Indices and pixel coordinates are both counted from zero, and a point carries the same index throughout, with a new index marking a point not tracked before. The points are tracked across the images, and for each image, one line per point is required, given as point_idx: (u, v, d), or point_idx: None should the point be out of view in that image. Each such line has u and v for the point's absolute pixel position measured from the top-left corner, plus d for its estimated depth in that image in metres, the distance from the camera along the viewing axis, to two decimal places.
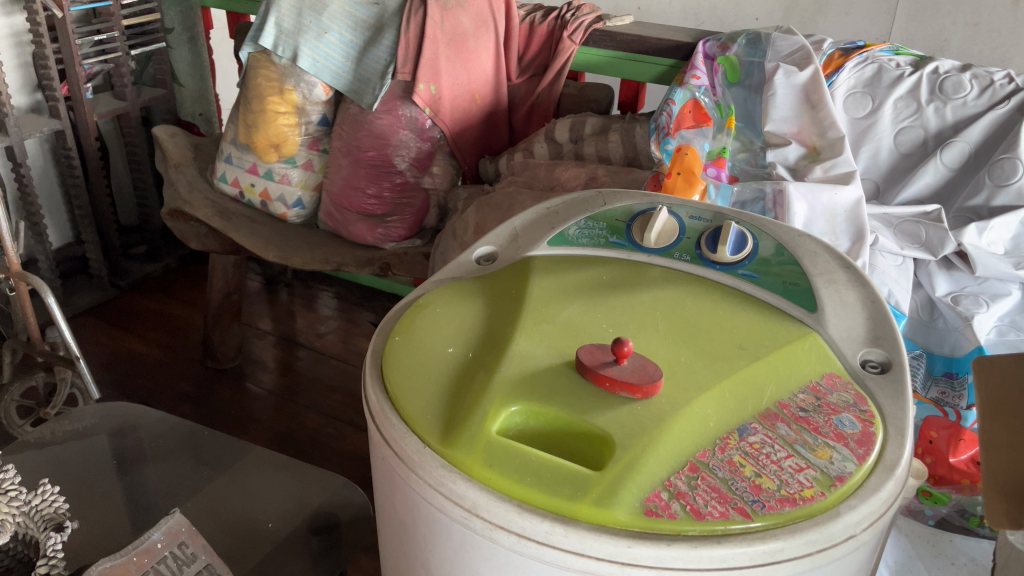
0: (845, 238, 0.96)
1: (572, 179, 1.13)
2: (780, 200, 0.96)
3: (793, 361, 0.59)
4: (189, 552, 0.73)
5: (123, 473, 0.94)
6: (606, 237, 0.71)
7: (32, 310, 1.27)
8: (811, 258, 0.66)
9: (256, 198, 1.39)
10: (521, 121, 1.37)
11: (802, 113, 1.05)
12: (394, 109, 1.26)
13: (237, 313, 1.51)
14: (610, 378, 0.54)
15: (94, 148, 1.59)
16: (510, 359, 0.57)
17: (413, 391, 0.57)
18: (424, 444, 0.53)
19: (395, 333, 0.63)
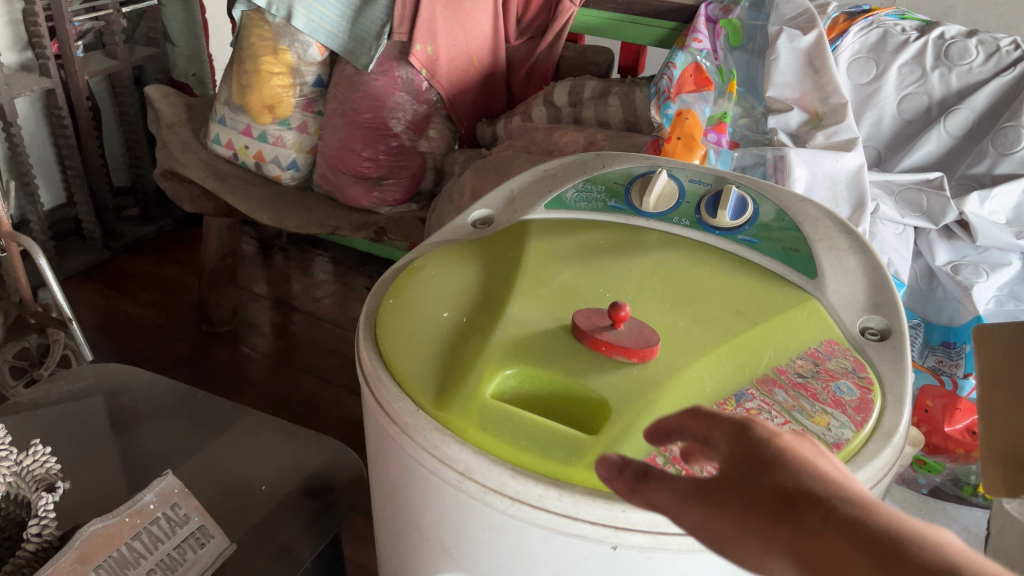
0: (846, 206, 0.95)
1: (570, 144, 1.12)
2: (780, 165, 0.95)
3: (792, 328, 0.58)
4: (183, 513, 0.73)
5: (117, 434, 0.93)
6: (604, 201, 0.70)
7: (22, 270, 1.26)
8: (812, 224, 0.65)
9: (250, 160, 1.37)
10: (518, 84, 1.35)
11: (805, 78, 1.04)
12: (390, 70, 1.24)
13: (232, 276, 1.49)
14: (605, 342, 0.53)
15: (85, 107, 1.57)
16: (505, 321, 0.56)
17: (406, 353, 0.56)
18: (418, 407, 0.52)
19: (390, 295, 0.62)
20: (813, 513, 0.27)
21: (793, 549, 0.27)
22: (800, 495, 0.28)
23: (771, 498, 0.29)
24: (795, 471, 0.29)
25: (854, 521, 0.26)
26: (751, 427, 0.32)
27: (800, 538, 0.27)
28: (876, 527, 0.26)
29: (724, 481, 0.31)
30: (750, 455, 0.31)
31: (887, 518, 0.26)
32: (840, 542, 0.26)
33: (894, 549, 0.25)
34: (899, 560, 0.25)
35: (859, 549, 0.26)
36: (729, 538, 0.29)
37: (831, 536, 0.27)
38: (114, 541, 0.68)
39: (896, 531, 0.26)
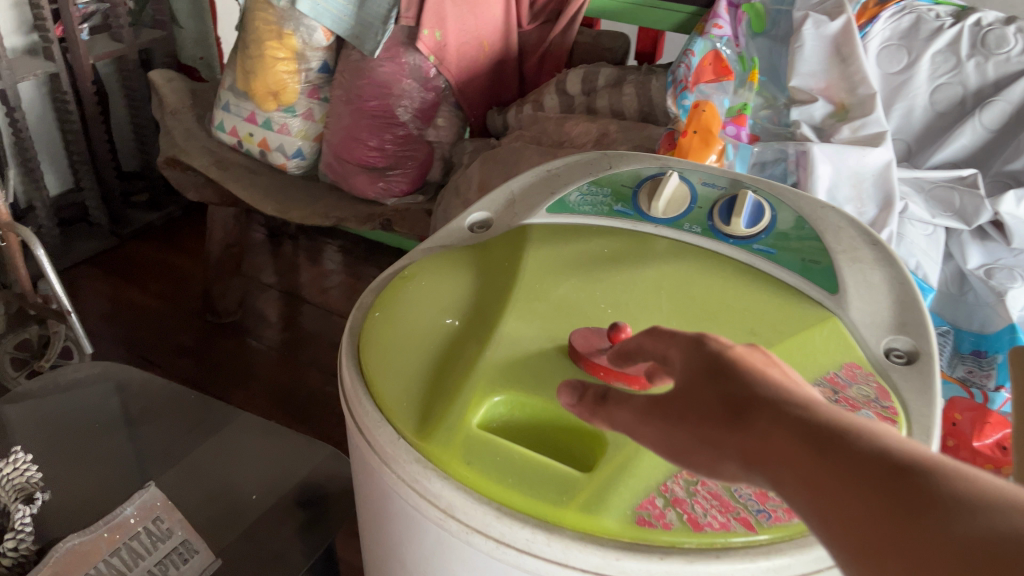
0: (872, 205, 0.90)
1: (581, 135, 1.07)
2: (803, 161, 0.90)
3: (809, 350, 0.53)
4: (165, 528, 0.70)
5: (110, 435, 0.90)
6: (610, 205, 0.65)
7: (22, 261, 1.23)
8: (835, 233, 0.60)
9: (255, 148, 1.34)
10: (530, 70, 1.31)
11: (832, 66, 0.98)
12: (397, 56, 1.19)
13: (238, 266, 1.45)
14: (604, 368, 0.48)
15: (90, 92, 1.53)
16: (497, 340, 0.52)
17: (389, 373, 0.52)
18: (399, 436, 0.48)
19: (376, 307, 0.58)
20: (760, 415, 0.30)
21: (742, 451, 0.30)
22: (746, 399, 0.31)
23: (721, 406, 0.32)
24: (743, 376, 0.32)
25: (794, 417, 0.29)
26: (707, 341, 0.35)
27: (748, 441, 0.30)
28: (809, 420, 0.28)
29: (682, 395, 0.34)
30: (704, 364, 0.34)
31: (820, 413, 0.29)
32: (777, 436, 0.29)
33: (822, 434, 0.28)
34: (824, 445, 0.27)
35: (791, 438, 0.28)
36: (695, 447, 0.32)
37: (773, 433, 0.29)
38: (91, 558, 0.64)
39: (828, 421, 0.28)
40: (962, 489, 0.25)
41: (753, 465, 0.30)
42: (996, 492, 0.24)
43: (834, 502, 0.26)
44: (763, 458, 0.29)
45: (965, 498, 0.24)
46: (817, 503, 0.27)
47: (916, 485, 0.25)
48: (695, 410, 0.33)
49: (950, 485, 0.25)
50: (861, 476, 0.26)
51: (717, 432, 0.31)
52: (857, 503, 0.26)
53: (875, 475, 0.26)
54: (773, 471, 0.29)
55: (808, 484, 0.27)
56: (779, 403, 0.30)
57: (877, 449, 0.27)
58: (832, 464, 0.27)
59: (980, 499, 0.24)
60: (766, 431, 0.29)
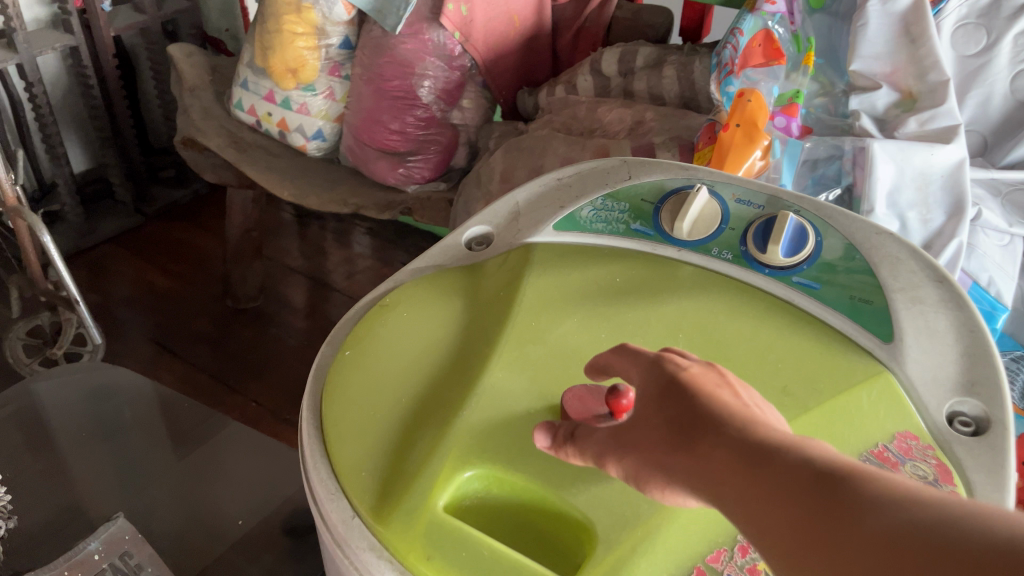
0: (939, 211, 0.78)
1: (615, 122, 0.98)
2: (861, 160, 0.80)
3: (853, 418, 0.45)
4: (133, 564, 0.64)
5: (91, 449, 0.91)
6: (627, 223, 0.56)
7: (32, 245, 1.19)
8: (892, 267, 0.50)
9: (274, 128, 1.26)
10: (565, 47, 1.24)
11: (899, 49, 0.86)
12: (420, 32, 1.08)
13: (258, 250, 1.39)
14: None
15: (112, 66, 1.48)
16: (478, 397, 0.44)
17: (352, 431, 0.44)
18: (355, 512, 0.41)
19: (347, 345, 0.50)
20: (704, 438, 0.32)
21: (688, 471, 0.33)
22: (694, 422, 0.33)
23: (671, 429, 0.34)
24: (692, 399, 0.34)
25: (733, 437, 0.31)
26: (663, 365, 0.37)
27: (694, 462, 0.32)
28: (746, 438, 0.31)
29: (640, 418, 0.36)
30: (660, 389, 0.36)
31: (756, 432, 0.31)
32: (720, 457, 0.31)
33: (757, 451, 0.30)
34: (759, 462, 0.30)
35: (732, 461, 0.31)
36: (651, 465, 0.35)
37: (717, 454, 0.32)
38: None
39: (762, 439, 0.31)
40: (874, 485, 0.27)
41: (699, 484, 0.32)
42: (901, 484, 0.27)
43: (769, 514, 0.29)
44: (707, 478, 0.32)
45: (873, 492, 0.27)
46: (754, 515, 0.29)
47: (834, 488, 0.27)
48: (650, 433, 0.35)
49: (862, 481, 0.27)
50: (791, 487, 0.28)
51: (667, 454, 0.34)
52: (788, 511, 0.28)
53: (803, 485, 0.28)
54: (717, 488, 0.31)
55: (745, 495, 0.30)
56: (721, 426, 0.32)
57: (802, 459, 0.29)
58: (763, 478, 0.29)
59: (886, 491, 0.26)
60: (710, 455, 0.32)
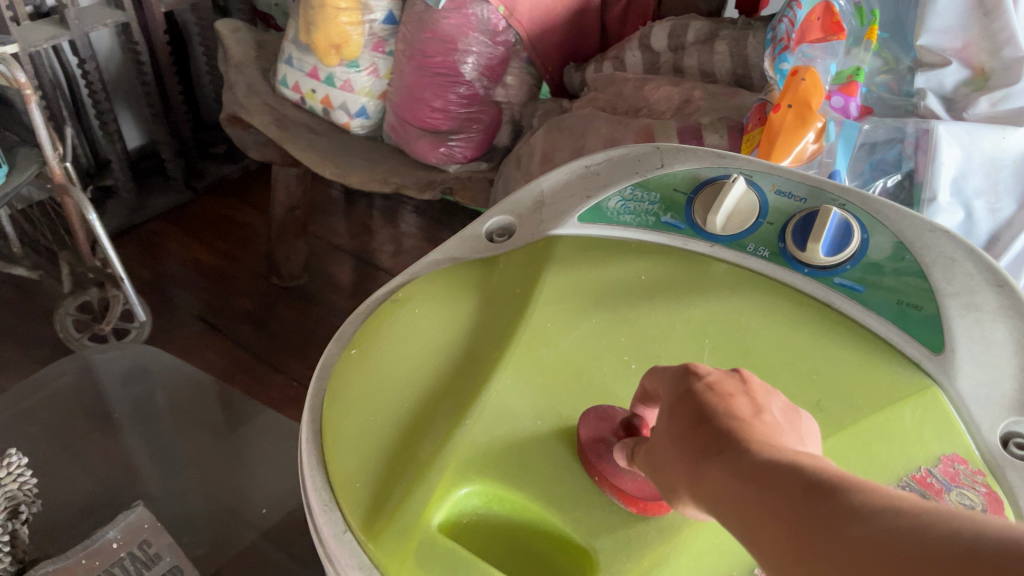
0: (1010, 200, 0.73)
1: (662, 101, 0.93)
2: (924, 143, 0.74)
3: (894, 436, 0.41)
4: (152, 552, 0.63)
5: (114, 432, 0.92)
6: (657, 215, 0.53)
7: (80, 223, 1.19)
8: (944, 269, 0.44)
9: (318, 105, 1.25)
10: (615, 20, 1.20)
11: (972, 22, 0.79)
12: (463, 6, 1.04)
13: (303, 228, 1.38)
14: (603, 473, 0.37)
15: (163, 42, 1.48)
16: (483, 407, 0.41)
17: (351, 440, 0.42)
18: (346, 526, 0.39)
19: (355, 342, 0.48)
20: (716, 461, 0.28)
21: (702, 497, 0.28)
22: (704, 433, 0.29)
23: (685, 449, 0.29)
24: (705, 412, 0.30)
25: (750, 462, 0.27)
26: (682, 370, 0.32)
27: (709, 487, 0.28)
28: (766, 463, 0.26)
29: (656, 429, 0.32)
30: (673, 401, 0.31)
31: (773, 453, 0.27)
32: (729, 476, 0.27)
33: (771, 472, 0.26)
34: (770, 485, 0.25)
35: (747, 490, 0.26)
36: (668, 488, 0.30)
37: (730, 481, 0.27)
38: None
39: (785, 465, 0.26)
40: (897, 517, 0.22)
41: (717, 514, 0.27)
42: (937, 519, 0.22)
43: (780, 547, 0.24)
44: (716, 501, 0.27)
45: (897, 526, 0.22)
46: (766, 549, 0.25)
47: (852, 521, 0.23)
48: (666, 452, 0.30)
49: (886, 515, 0.22)
50: (819, 531, 0.23)
51: (677, 470, 0.29)
52: (800, 545, 0.24)
53: (818, 516, 0.24)
54: (733, 522, 0.27)
55: (768, 536, 0.25)
56: (733, 442, 0.28)
57: (821, 484, 0.24)
58: (773, 506, 0.25)
59: (909, 526, 0.22)
60: (720, 473, 0.27)
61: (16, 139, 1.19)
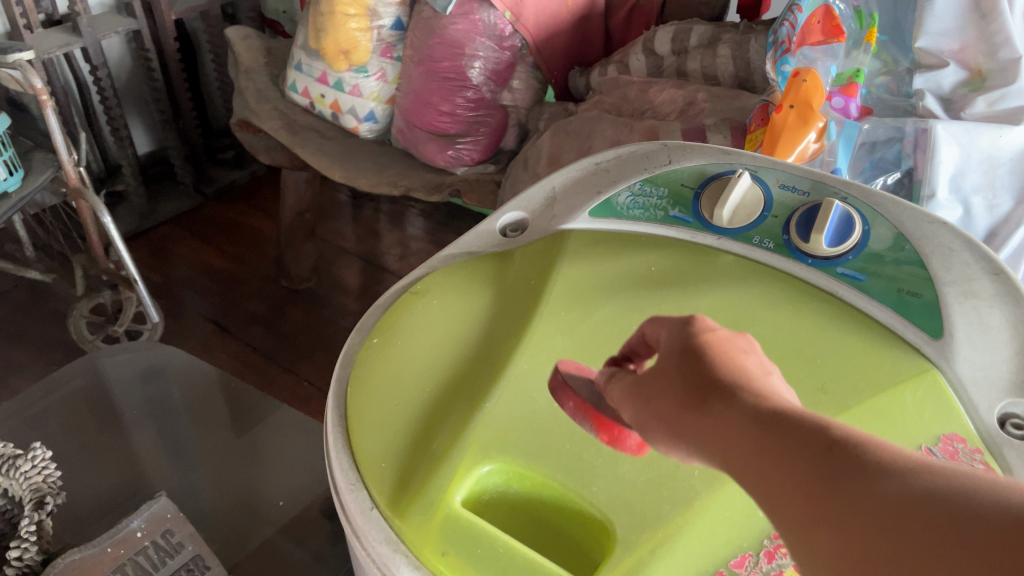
0: (1007, 196, 0.75)
1: (667, 103, 0.95)
2: (922, 142, 0.76)
3: (894, 417, 0.43)
4: (175, 541, 0.65)
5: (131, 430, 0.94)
6: (665, 209, 0.54)
7: (94, 227, 1.21)
8: (943, 258, 0.46)
9: (327, 109, 1.27)
10: (619, 25, 1.22)
11: (968, 25, 0.81)
12: (470, 12, 1.07)
13: (311, 231, 1.40)
14: (575, 397, 0.37)
15: (173, 49, 1.51)
16: (502, 389, 0.43)
17: (375, 423, 0.44)
18: (373, 504, 0.40)
19: (376, 332, 0.50)
20: (724, 408, 0.28)
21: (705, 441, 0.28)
22: (710, 380, 0.29)
23: (687, 394, 0.29)
24: (710, 360, 0.29)
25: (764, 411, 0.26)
26: (688, 322, 0.32)
27: (715, 433, 0.27)
28: (780, 413, 0.26)
29: (654, 370, 0.31)
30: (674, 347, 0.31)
31: (784, 404, 0.27)
32: (739, 422, 0.27)
33: (786, 420, 0.26)
34: (786, 432, 0.25)
35: (760, 437, 0.26)
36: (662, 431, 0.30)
37: (740, 427, 0.27)
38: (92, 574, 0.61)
39: (801, 420, 0.26)
40: (916, 471, 0.23)
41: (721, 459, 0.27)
42: (965, 478, 0.22)
43: (788, 489, 0.24)
44: (722, 446, 0.27)
45: (916, 479, 0.22)
46: (778, 497, 0.25)
47: (877, 477, 0.23)
48: (662, 393, 0.30)
49: (904, 469, 0.23)
50: (842, 485, 0.23)
51: (677, 412, 0.29)
52: (811, 489, 0.24)
53: (834, 465, 0.24)
54: (739, 466, 0.26)
55: (782, 482, 0.25)
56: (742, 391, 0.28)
57: (838, 437, 0.25)
58: (790, 455, 0.25)
59: (931, 478, 0.22)
60: (730, 417, 0.27)
61: (31, 145, 1.21)
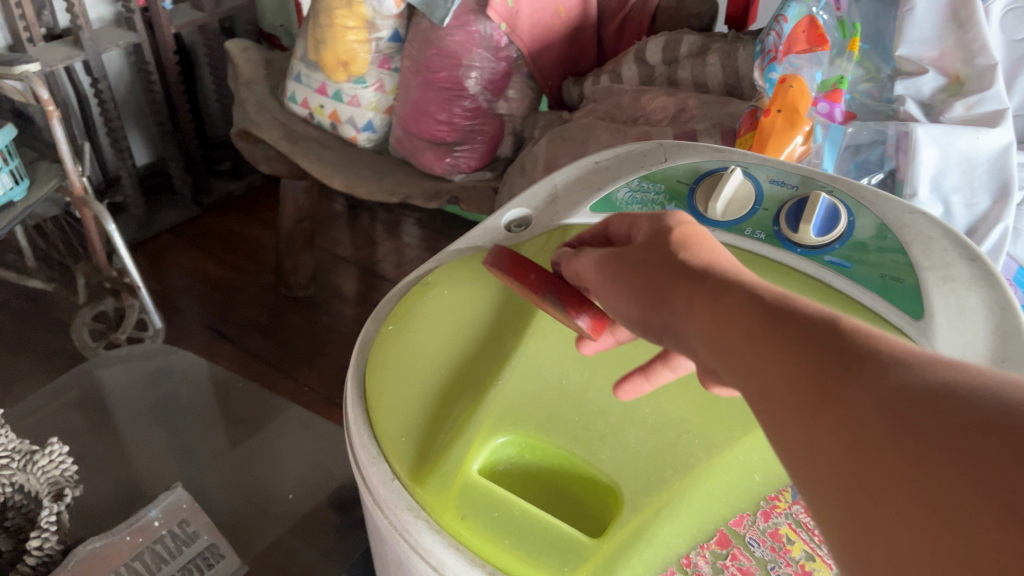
0: (985, 195, 0.78)
1: (658, 110, 0.99)
2: (903, 144, 0.80)
3: None
4: (191, 531, 0.67)
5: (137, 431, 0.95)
6: (663, 204, 0.57)
7: (97, 235, 1.24)
8: (923, 245, 0.50)
9: (326, 121, 1.30)
10: (611, 36, 1.26)
11: (946, 33, 0.85)
12: (467, 24, 1.10)
13: (310, 239, 1.42)
14: (534, 273, 0.41)
15: (173, 62, 1.53)
16: (513, 368, 0.46)
17: (393, 403, 0.46)
18: (394, 475, 0.43)
19: (389, 320, 0.52)
20: (728, 295, 0.28)
21: (705, 326, 0.28)
22: (710, 276, 0.30)
23: (689, 284, 0.30)
24: (700, 254, 0.32)
25: (762, 301, 0.27)
26: (664, 216, 0.36)
27: (715, 317, 0.28)
28: (783, 303, 0.27)
29: (634, 250, 0.35)
30: (656, 234, 0.35)
31: (785, 297, 0.27)
32: (736, 309, 0.27)
33: (784, 311, 0.26)
34: (787, 320, 0.26)
35: (758, 322, 0.26)
36: (651, 309, 0.32)
37: (740, 312, 0.27)
38: (111, 562, 0.62)
39: (803, 310, 0.26)
40: (911, 359, 0.23)
41: (713, 342, 0.28)
42: (965, 373, 0.22)
43: (777, 373, 0.25)
44: (716, 333, 0.28)
45: (910, 365, 0.22)
46: (768, 378, 0.25)
47: (872, 364, 0.23)
48: (646, 268, 0.33)
49: (904, 360, 0.23)
50: (836, 369, 0.23)
51: (663, 285, 0.32)
52: (803, 372, 0.24)
53: (833, 350, 0.24)
54: (733, 350, 0.27)
55: (776, 361, 0.25)
56: (742, 286, 0.29)
57: (836, 328, 0.25)
58: (789, 340, 0.25)
59: (926, 365, 0.22)
60: (728, 308, 0.28)
61: (35, 155, 1.24)
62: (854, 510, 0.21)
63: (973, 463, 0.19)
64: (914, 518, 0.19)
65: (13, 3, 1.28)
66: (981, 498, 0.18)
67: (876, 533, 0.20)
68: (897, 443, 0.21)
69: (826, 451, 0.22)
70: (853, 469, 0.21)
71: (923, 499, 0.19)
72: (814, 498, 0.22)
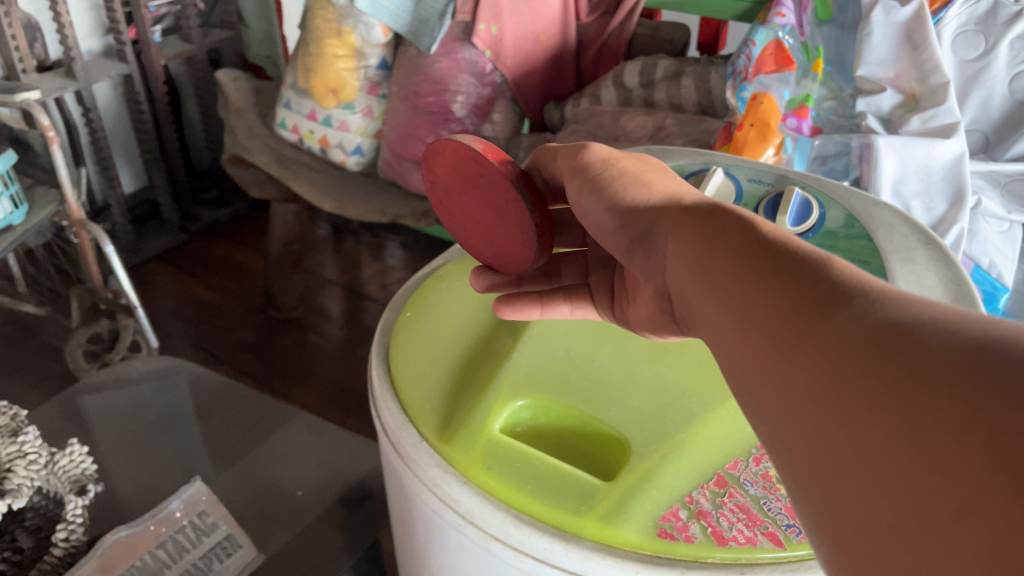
0: (941, 200, 0.84)
1: (637, 129, 1.05)
2: (866, 155, 0.86)
3: None
4: (209, 521, 0.71)
5: None
6: None
7: (93, 257, 1.27)
8: (886, 232, 0.56)
9: (316, 145, 1.33)
10: (588, 63, 1.33)
11: (902, 54, 0.92)
12: (453, 51, 1.18)
13: (298, 262, 1.45)
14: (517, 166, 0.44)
15: (162, 92, 1.58)
16: (525, 343, 0.51)
17: (417, 377, 0.51)
18: (422, 438, 0.47)
19: (408, 308, 0.57)
20: (726, 232, 0.31)
21: (699, 259, 0.32)
22: (706, 217, 0.33)
23: (691, 226, 0.34)
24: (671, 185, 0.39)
25: (755, 240, 0.30)
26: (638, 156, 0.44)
27: (711, 251, 0.31)
28: (776, 245, 0.29)
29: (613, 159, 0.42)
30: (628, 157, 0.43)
31: (775, 238, 0.30)
32: (727, 257, 0.30)
33: (773, 252, 0.29)
34: (779, 262, 0.28)
35: (749, 254, 0.29)
36: (641, 220, 0.37)
37: (733, 249, 0.30)
38: (137, 550, 0.65)
39: (796, 253, 0.28)
40: (895, 298, 0.24)
41: (704, 272, 0.31)
42: (946, 316, 0.23)
43: (763, 299, 0.27)
44: (708, 266, 0.31)
45: (891, 304, 0.24)
46: (755, 306, 0.27)
47: (858, 300, 0.25)
48: (624, 179, 0.40)
49: (890, 299, 0.24)
50: (821, 304, 0.25)
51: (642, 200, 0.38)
52: (782, 303, 0.26)
53: (820, 290, 0.26)
54: (725, 283, 0.29)
55: (764, 291, 0.27)
56: (737, 228, 0.31)
57: (825, 267, 0.27)
58: (777, 276, 0.28)
59: (906, 305, 0.24)
60: (721, 258, 0.30)
61: (31, 181, 1.26)
62: (819, 431, 0.23)
63: (937, 388, 0.21)
64: (872, 436, 0.21)
65: (8, 35, 1.32)
66: (940, 419, 0.20)
67: (834, 438, 0.22)
68: (871, 367, 0.22)
69: (803, 387, 0.24)
70: (823, 390, 0.23)
71: (882, 417, 0.21)
72: (786, 426, 0.24)
